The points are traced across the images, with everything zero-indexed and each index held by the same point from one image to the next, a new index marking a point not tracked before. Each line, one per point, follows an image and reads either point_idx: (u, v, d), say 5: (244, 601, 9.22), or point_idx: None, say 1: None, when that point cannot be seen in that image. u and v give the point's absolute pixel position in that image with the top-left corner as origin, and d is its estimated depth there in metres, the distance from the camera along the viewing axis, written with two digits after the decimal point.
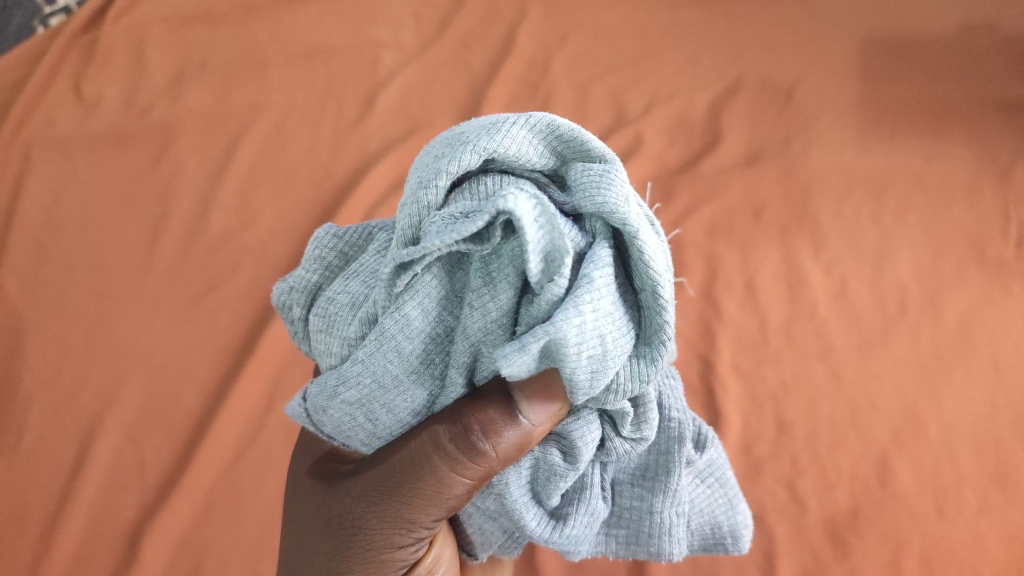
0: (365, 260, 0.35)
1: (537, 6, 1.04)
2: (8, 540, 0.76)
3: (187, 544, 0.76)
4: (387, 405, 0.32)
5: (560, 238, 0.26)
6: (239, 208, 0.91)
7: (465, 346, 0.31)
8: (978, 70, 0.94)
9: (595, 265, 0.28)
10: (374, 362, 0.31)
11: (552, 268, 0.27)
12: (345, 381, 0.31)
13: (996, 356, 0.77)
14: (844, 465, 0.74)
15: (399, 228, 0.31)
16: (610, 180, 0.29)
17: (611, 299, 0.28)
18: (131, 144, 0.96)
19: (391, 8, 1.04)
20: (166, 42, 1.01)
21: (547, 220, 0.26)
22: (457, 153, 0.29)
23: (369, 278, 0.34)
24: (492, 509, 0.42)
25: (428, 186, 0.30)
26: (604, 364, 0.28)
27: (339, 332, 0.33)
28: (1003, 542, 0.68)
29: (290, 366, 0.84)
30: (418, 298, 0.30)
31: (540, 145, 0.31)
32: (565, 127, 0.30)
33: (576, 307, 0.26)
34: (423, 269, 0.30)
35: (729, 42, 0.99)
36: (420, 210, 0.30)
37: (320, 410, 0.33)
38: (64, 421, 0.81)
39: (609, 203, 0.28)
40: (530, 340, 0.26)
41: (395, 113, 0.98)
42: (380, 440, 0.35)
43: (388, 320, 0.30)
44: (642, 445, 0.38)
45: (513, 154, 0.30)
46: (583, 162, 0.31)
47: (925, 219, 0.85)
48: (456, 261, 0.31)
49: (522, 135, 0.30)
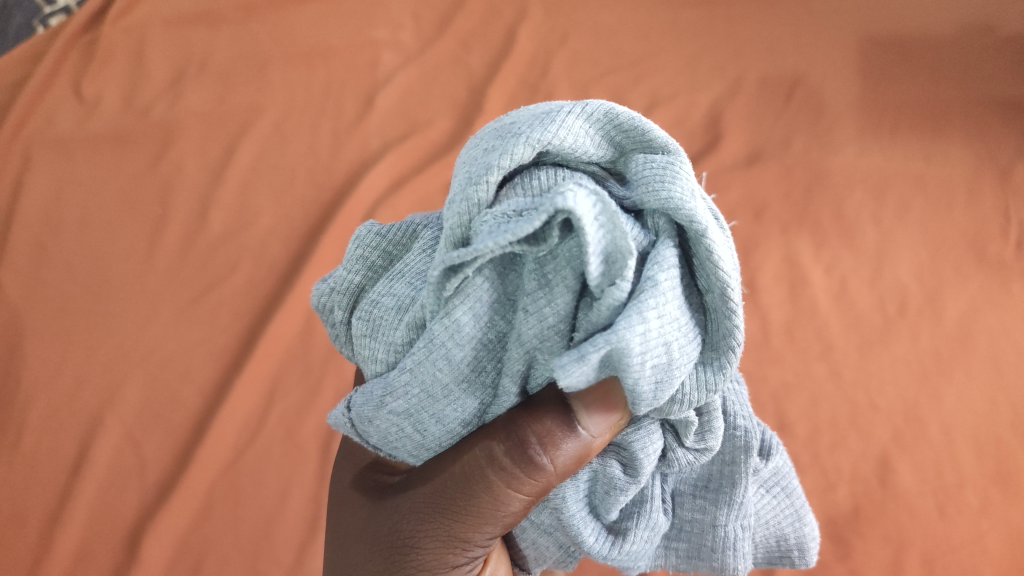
0: (411, 260, 0.34)
1: (537, 6, 1.03)
2: (7, 542, 0.74)
3: (179, 553, 0.73)
4: (437, 415, 0.31)
5: (622, 237, 0.25)
6: (238, 208, 0.89)
7: (519, 353, 0.29)
8: (977, 70, 0.95)
9: (661, 267, 0.27)
10: (423, 370, 0.29)
11: (613, 270, 0.26)
12: (392, 391, 0.30)
13: (997, 356, 0.77)
14: (845, 465, 0.73)
15: (447, 228, 0.29)
16: (674, 173, 0.28)
17: (676, 303, 0.27)
18: (132, 142, 0.93)
19: (390, 7, 1.03)
20: (165, 42, 0.99)
21: (608, 218, 0.25)
22: (509, 145, 0.28)
23: (414, 280, 0.33)
24: (547, 523, 0.41)
25: (478, 182, 0.28)
26: (669, 373, 0.27)
27: (386, 336, 0.32)
28: (1005, 543, 0.68)
29: (288, 369, 0.81)
30: (469, 303, 0.28)
31: (597, 135, 0.30)
32: (623, 115, 0.29)
33: (640, 313, 0.25)
34: (474, 272, 0.28)
35: (729, 41, 0.99)
36: (469, 207, 0.28)
37: (366, 420, 0.32)
38: (63, 420, 0.78)
39: (675, 199, 0.27)
40: (590, 349, 0.25)
41: (394, 113, 0.96)
42: (429, 452, 0.34)
43: (437, 325, 0.29)
44: (706, 456, 0.37)
45: (569, 145, 0.28)
46: (644, 153, 0.30)
47: (924, 218, 0.85)
48: (508, 262, 0.29)
49: (578, 124, 0.29)
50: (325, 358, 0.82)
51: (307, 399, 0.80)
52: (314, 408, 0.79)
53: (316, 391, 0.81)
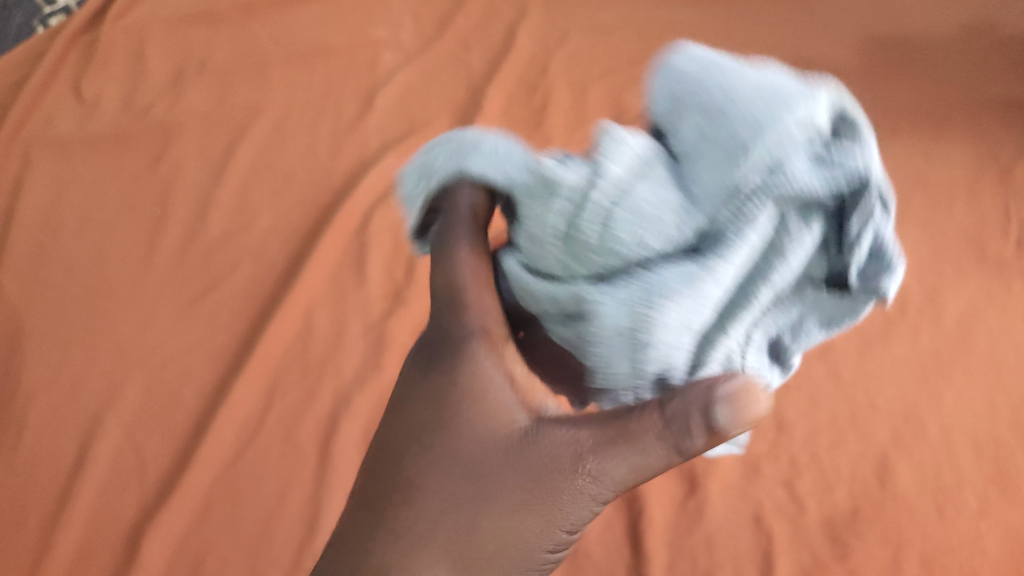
0: (541, 212, 0.35)
1: (537, 7, 1.05)
2: (10, 543, 0.74)
3: (178, 554, 0.72)
4: (606, 373, 0.36)
5: (811, 211, 0.33)
6: (237, 208, 0.90)
7: (704, 326, 0.35)
8: (978, 72, 0.95)
9: (803, 244, 0.34)
10: (617, 333, 0.34)
11: (784, 248, 0.34)
12: (584, 349, 0.36)
13: (996, 356, 0.77)
14: (843, 466, 0.73)
15: (564, 203, 0.35)
16: (862, 152, 0.32)
17: (799, 270, 0.35)
18: (130, 143, 0.94)
19: (391, 9, 1.05)
20: (165, 41, 1.01)
21: (778, 213, 0.33)
22: (609, 152, 0.34)
23: (555, 242, 0.36)
24: (620, 468, 0.43)
25: (571, 168, 0.35)
26: (780, 322, 0.38)
27: (549, 295, 0.37)
28: (1004, 543, 0.67)
29: (291, 367, 0.80)
30: (671, 262, 0.34)
31: (706, 107, 0.33)
32: (718, 73, 0.34)
33: (776, 274, 0.34)
34: (644, 254, 0.34)
35: (729, 40, 0.99)
36: (588, 189, 0.34)
37: (444, 357, 0.41)
38: (64, 420, 0.79)
39: (851, 169, 0.31)
40: (757, 298, 0.35)
41: (393, 113, 0.97)
42: (506, 413, 0.39)
43: (605, 298, 0.34)
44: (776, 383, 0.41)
45: (689, 136, 0.34)
46: (801, 126, 0.32)
47: (925, 217, 0.85)
48: (678, 242, 0.34)
49: (708, 112, 0.33)
50: (324, 358, 0.80)
51: (306, 399, 0.78)
52: (313, 408, 0.78)
53: (315, 391, 0.79)
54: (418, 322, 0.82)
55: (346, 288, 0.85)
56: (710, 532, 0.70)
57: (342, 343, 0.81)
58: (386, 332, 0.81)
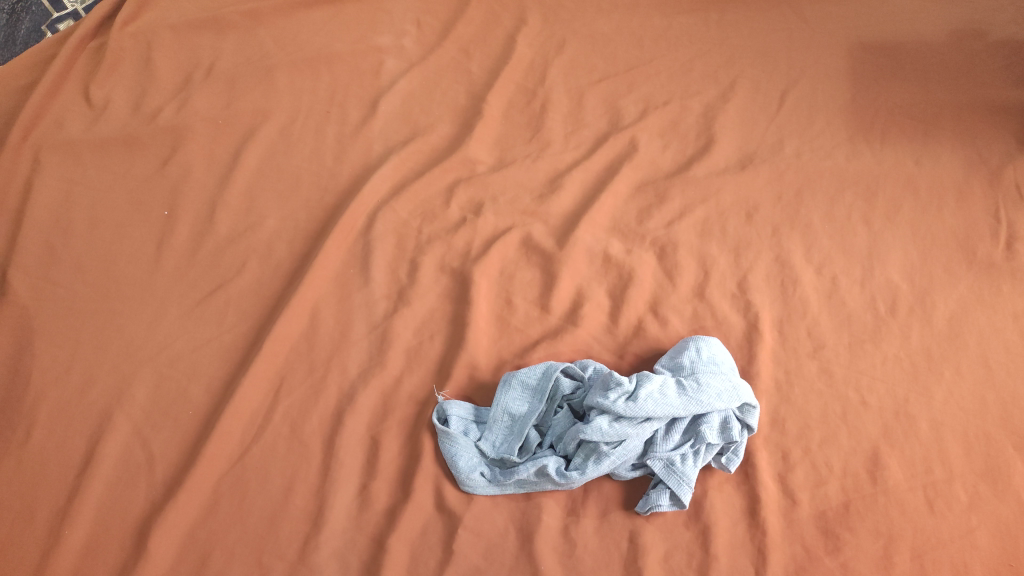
0: (611, 384, 0.70)
1: (536, 15, 1.07)
2: (11, 539, 0.73)
3: (185, 549, 0.72)
4: (631, 444, 0.69)
5: (730, 392, 0.71)
6: (245, 210, 0.93)
7: (678, 425, 0.70)
8: (967, 76, 0.97)
9: (723, 413, 0.71)
10: (639, 426, 0.69)
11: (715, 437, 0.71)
12: (622, 429, 0.68)
13: (985, 354, 0.79)
14: (835, 460, 0.73)
15: (627, 390, 0.70)
16: (741, 395, 0.71)
17: (720, 417, 0.71)
18: (140, 145, 0.97)
19: (393, 18, 1.08)
20: (174, 48, 1.04)
21: (719, 383, 0.71)
22: (645, 382, 0.70)
23: (615, 387, 0.70)
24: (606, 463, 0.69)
25: (630, 385, 0.70)
26: (725, 427, 0.71)
27: (609, 403, 0.69)
28: (993, 538, 0.69)
29: (296, 364, 0.82)
30: (664, 396, 0.69)
31: (688, 384, 0.70)
32: (691, 387, 0.70)
33: (712, 414, 0.71)
34: (656, 390, 0.69)
35: (721, 49, 1.03)
36: (637, 393, 0.69)
37: (531, 407, 0.74)
38: (74, 417, 0.79)
39: (734, 398, 0.71)
40: (707, 421, 0.70)
41: (396, 118, 1.00)
42: (572, 441, 0.71)
43: (642, 406, 0.68)
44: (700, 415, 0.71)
45: (685, 383, 0.70)
46: (707, 422, 0.70)
47: (915, 219, 0.88)
48: (673, 386, 0.70)
49: (689, 385, 0.70)
50: (328, 356, 0.82)
51: (311, 396, 0.80)
52: (318, 405, 0.79)
53: (320, 388, 0.81)
54: (421, 322, 0.84)
55: (351, 288, 0.87)
56: (709, 524, 0.70)
57: (347, 342, 0.83)
58: (390, 331, 0.83)
